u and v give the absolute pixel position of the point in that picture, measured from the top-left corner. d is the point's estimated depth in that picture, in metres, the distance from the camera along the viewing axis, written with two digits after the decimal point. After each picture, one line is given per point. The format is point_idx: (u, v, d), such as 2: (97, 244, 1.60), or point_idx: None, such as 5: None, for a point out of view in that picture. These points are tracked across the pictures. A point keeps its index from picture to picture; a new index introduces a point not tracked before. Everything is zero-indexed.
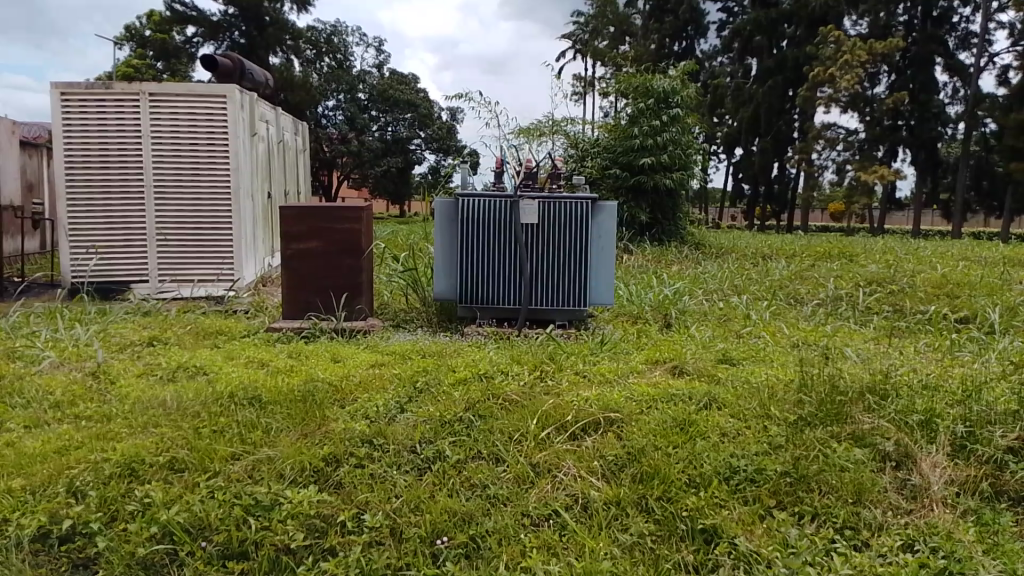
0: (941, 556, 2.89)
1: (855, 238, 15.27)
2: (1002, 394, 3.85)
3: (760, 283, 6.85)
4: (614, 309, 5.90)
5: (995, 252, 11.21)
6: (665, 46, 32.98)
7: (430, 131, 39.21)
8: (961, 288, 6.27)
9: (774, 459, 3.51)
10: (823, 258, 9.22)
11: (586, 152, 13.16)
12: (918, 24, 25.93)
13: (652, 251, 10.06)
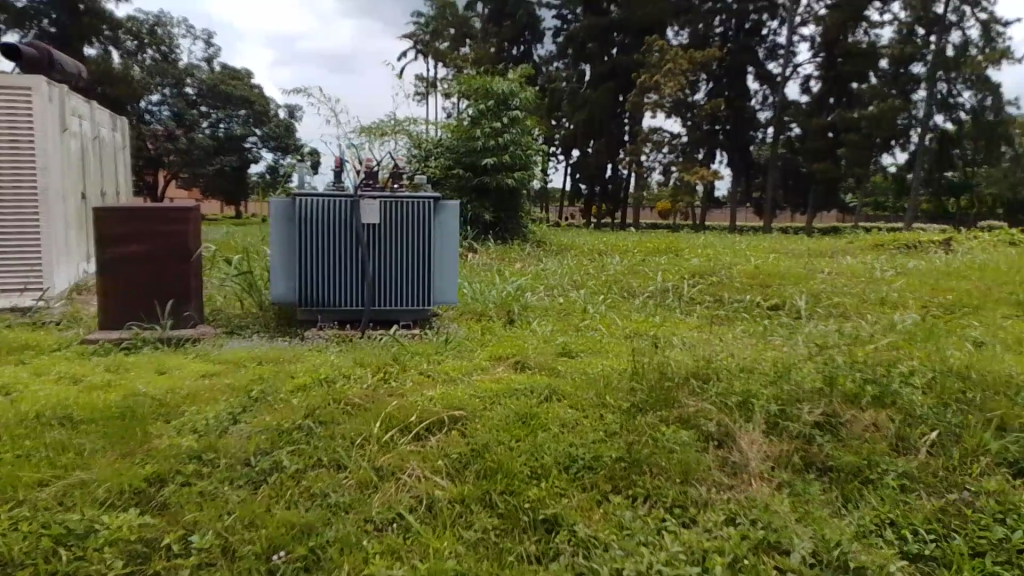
0: (759, 527, 3.14)
1: (679, 236, 16.37)
2: (808, 373, 4.24)
3: (596, 279, 7.14)
4: (458, 308, 5.91)
5: (800, 245, 12.41)
6: (503, 49, 33.53)
7: (266, 129, 38.20)
8: (771, 278, 6.87)
9: (609, 446, 3.66)
10: (653, 253, 9.78)
11: (429, 152, 13.25)
12: (733, 35, 28.34)
13: (495, 250, 10.25)
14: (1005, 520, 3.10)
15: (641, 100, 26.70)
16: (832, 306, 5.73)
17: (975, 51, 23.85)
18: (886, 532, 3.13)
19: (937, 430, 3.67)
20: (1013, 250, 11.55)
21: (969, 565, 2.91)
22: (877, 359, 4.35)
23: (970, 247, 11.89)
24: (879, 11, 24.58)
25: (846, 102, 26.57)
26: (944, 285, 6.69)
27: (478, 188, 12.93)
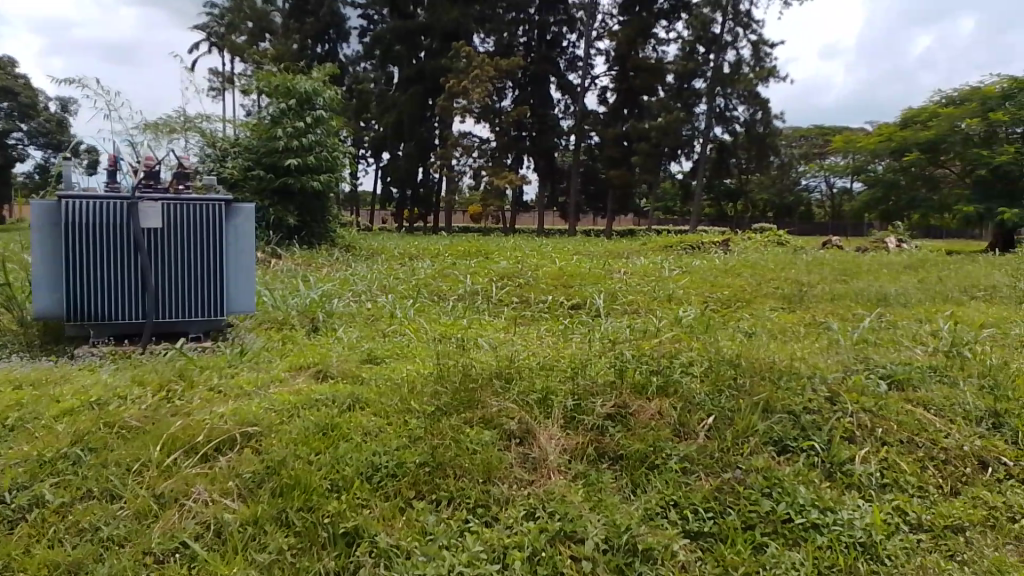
0: (556, 519, 3.23)
1: (489, 238, 16.82)
2: (602, 368, 4.47)
3: (406, 282, 7.09)
4: (257, 317, 5.61)
5: (600, 247, 13.17)
6: (306, 47, 32.08)
7: (35, 124, 33.79)
8: (573, 279, 7.22)
9: (413, 452, 3.62)
10: (463, 256, 9.95)
11: (227, 152, 12.70)
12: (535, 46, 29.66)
13: (301, 255, 9.87)
14: (771, 494, 3.45)
15: (449, 105, 27.01)
16: (627, 304, 6.09)
17: (747, 69, 26.70)
18: (670, 513, 3.34)
19: (714, 415, 4.01)
20: (776, 250, 13.23)
21: (740, 538, 3.20)
22: (662, 351, 4.70)
23: (743, 247, 13.42)
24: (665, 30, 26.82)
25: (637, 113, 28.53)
26: (720, 282, 7.43)
27: (280, 191, 12.35)
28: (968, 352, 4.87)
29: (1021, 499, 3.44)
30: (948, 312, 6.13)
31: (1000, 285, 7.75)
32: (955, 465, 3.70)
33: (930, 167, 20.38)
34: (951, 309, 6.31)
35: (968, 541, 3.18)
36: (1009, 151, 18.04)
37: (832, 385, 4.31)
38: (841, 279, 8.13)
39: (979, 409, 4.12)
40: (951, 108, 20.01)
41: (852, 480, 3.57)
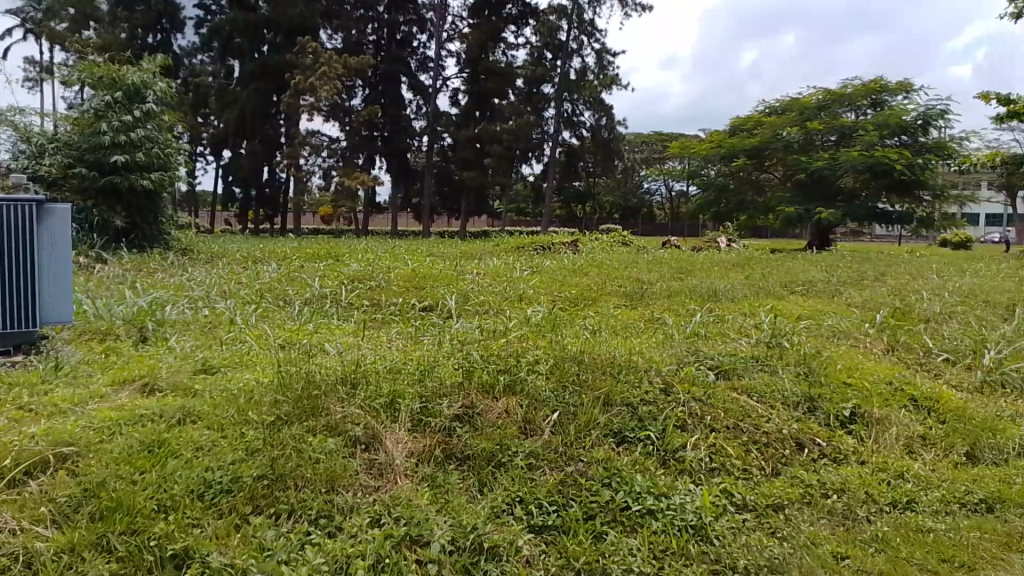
0: (402, 524, 3.18)
1: (340, 239, 16.49)
2: (451, 369, 4.51)
3: (249, 287, 6.80)
4: (77, 328, 5.17)
5: (453, 249, 13.19)
6: (136, 36, 29.50)
7: None
8: (425, 280, 7.22)
9: (250, 465, 3.44)
10: (311, 259, 9.69)
11: (42, 147, 11.48)
12: (385, 45, 29.28)
13: (132, 260, 9.21)
14: (610, 484, 3.60)
15: (296, 102, 25.00)
16: (478, 304, 6.18)
17: (592, 76, 27.92)
18: (516, 509, 3.40)
19: (559, 410, 4.13)
20: (621, 250, 13.91)
21: (582, 528, 3.29)
22: (509, 350, 4.79)
23: (590, 248, 13.98)
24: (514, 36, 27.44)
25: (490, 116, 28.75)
26: (567, 281, 7.69)
27: (106, 190, 11.51)
28: (787, 341, 5.32)
29: (832, 475, 3.79)
30: (770, 305, 6.68)
31: (814, 280, 8.50)
32: (776, 446, 4.03)
33: (757, 171, 22.20)
34: (775, 303, 6.88)
35: (789, 519, 3.45)
36: (823, 157, 19.71)
37: (666, 377, 4.58)
38: (679, 277, 8.66)
39: (795, 394, 4.51)
40: (773, 117, 21.91)
41: (685, 466, 3.79)
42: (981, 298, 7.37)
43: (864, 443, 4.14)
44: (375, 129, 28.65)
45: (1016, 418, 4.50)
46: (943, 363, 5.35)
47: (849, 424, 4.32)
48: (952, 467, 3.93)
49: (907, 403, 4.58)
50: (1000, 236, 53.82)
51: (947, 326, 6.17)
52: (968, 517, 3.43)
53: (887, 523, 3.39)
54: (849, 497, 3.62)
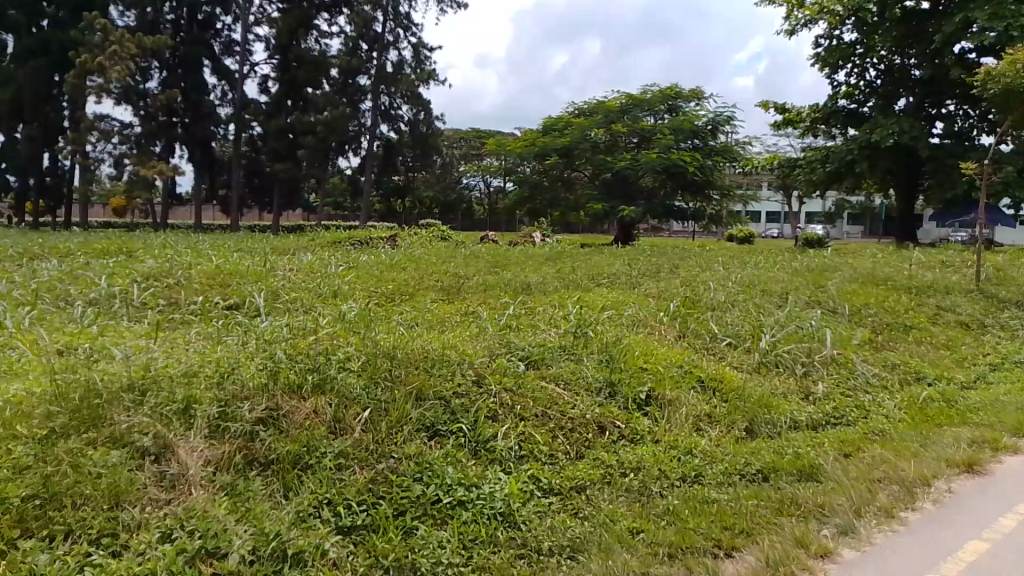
0: (197, 537, 2.96)
1: (138, 234, 15.16)
2: (253, 369, 4.29)
3: (25, 286, 6.08)
4: None
5: (266, 243, 12.62)
6: None
7: None
8: (230, 277, 6.85)
9: (18, 484, 3.06)
10: (101, 255, 8.86)
11: None
12: (185, 25, 26.70)
13: None
14: (422, 479, 3.60)
15: (81, 83, 22.21)
16: (289, 302, 6.02)
17: (409, 70, 28.10)
18: (323, 511, 3.30)
19: (370, 408, 4.06)
20: (439, 244, 14.10)
21: (391, 525, 3.26)
22: (318, 348, 4.64)
23: (408, 243, 14.01)
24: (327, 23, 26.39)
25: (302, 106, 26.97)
26: (384, 276, 7.67)
27: None
28: (591, 330, 5.63)
29: (629, 455, 4.06)
30: (578, 296, 7.06)
31: (618, 273, 9.07)
32: (580, 431, 4.24)
33: (568, 169, 23.03)
34: (584, 294, 7.29)
35: (592, 500, 3.65)
36: (625, 158, 21.28)
37: (479, 369, 4.65)
38: (495, 271, 8.90)
39: (597, 380, 4.77)
40: (581, 119, 22.85)
41: (496, 455, 3.90)
42: (757, 287, 8.27)
43: (659, 422, 4.48)
44: (174, 114, 26.44)
45: (786, 394, 5.12)
46: (726, 347, 5.96)
47: (646, 406, 4.64)
48: (733, 442, 4.37)
49: (695, 384, 5.01)
50: (781, 232, 61.13)
51: (729, 313, 6.86)
52: (746, 486, 3.83)
53: (678, 497, 3.69)
54: (645, 474, 3.90)
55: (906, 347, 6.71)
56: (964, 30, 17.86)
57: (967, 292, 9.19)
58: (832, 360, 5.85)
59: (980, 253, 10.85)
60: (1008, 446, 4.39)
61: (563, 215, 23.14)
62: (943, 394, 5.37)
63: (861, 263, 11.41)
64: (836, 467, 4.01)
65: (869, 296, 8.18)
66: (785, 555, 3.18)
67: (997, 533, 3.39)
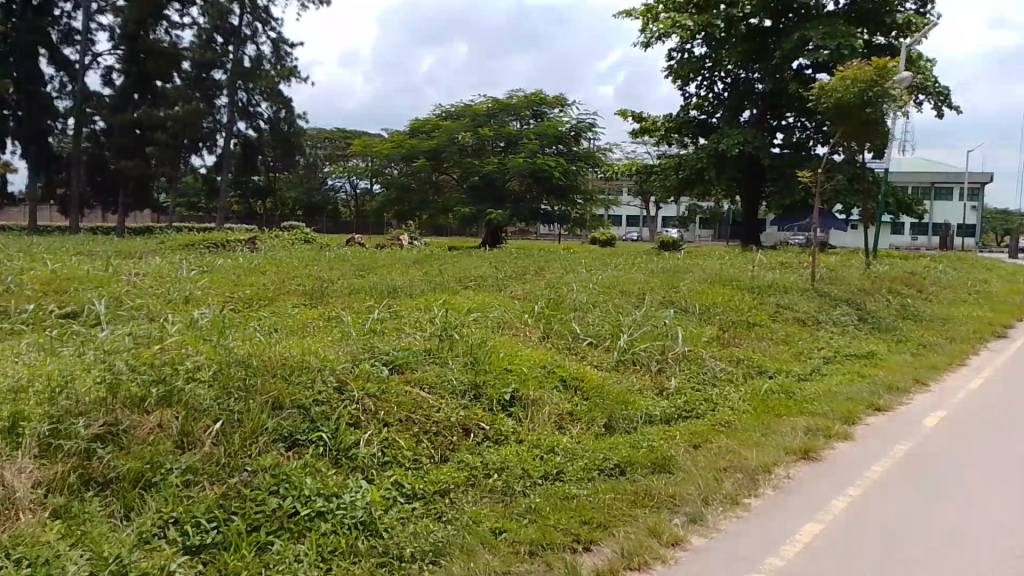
0: (23, 566, 2.71)
1: None
2: (91, 383, 4.01)
3: None
4: None
5: (110, 246, 11.75)
6: None
7: None
8: (70, 282, 6.35)
9: None
10: None
11: None
12: (18, 10, 24.24)
13: None
14: (277, 491, 3.46)
15: None
16: (134, 308, 5.68)
17: (268, 65, 27.06)
18: (169, 531, 3.10)
19: (222, 420, 3.86)
20: (302, 247, 13.72)
21: (245, 541, 3.11)
22: (165, 357, 4.40)
23: (269, 246, 13.51)
24: (178, 14, 25.08)
25: (150, 100, 25.76)
26: (242, 281, 7.40)
27: None
28: (456, 333, 5.65)
29: (492, 456, 4.11)
30: (444, 299, 7.07)
31: (485, 275, 9.16)
32: (444, 434, 4.23)
33: (434, 172, 22.85)
34: (450, 296, 7.31)
35: (456, 504, 3.66)
36: (493, 162, 21.62)
37: (341, 374, 4.53)
38: (361, 275, 8.76)
39: (462, 383, 4.78)
40: (447, 121, 22.80)
41: (358, 463, 3.82)
42: (617, 288, 8.62)
43: (523, 422, 4.55)
44: (5, 107, 24.42)
45: (642, 390, 5.37)
46: (587, 346, 6.16)
47: (510, 406, 4.70)
48: (594, 438, 4.52)
49: (558, 383, 5.13)
50: (641, 236, 64.49)
51: (590, 313, 7.10)
52: (605, 481, 3.97)
53: (539, 495, 3.78)
54: (508, 474, 3.96)
55: (749, 343, 7.23)
56: (801, 48, 19.58)
57: (803, 291, 10.05)
58: (684, 356, 6.20)
59: (814, 255, 11.94)
60: (839, 433, 4.83)
61: (432, 218, 22.96)
62: (782, 386, 5.82)
63: (711, 264, 12.20)
64: (688, 459, 4.24)
65: (717, 296, 8.74)
66: (639, 545, 3.33)
67: (829, 514, 3.70)
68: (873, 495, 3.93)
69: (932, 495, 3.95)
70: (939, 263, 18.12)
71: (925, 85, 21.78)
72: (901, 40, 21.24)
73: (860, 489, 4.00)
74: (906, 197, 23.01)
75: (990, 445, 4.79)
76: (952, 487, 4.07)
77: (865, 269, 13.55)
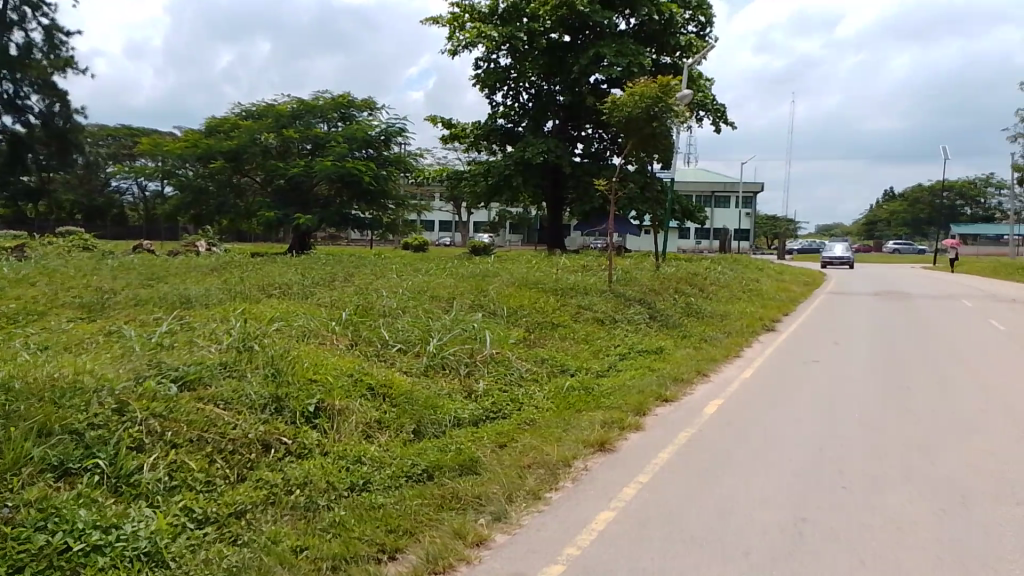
0: None
1: None
2: None
3: None
4: None
5: None
6: None
7: None
8: None
9: None
10: None
11: None
12: None
13: None
14: (45, 527, 3.09)
15: None
16: None
17: (42, 55, 26.94)
18: None
19: None
20: (77, 254, 12.79)
21: None
22: None
23: (42, 252, 12.29)
24: None
25: None
26: (11, 295, 7.51)
27: None
28: (256, 344, 5.59)
29: (295, 471, 4.07)
30: (242, 308, 7.30)
31: (289, 283, 9.86)
32: (242, 453, 4.13)
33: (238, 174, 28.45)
34: (256, 308, 7.46)
35: (256, 522, 3.56)
36: None
37: (120, 395, 4.26)
38: (148, 285, 9.29)
39: (262, 397, 4.67)
40: None
41: (142, 489, 3.59)
42: (427, 294, 9.35)
43: (329, 434, 4.58)
44: None
45: (451, 394, 5.64)
46: (396, 352, 6.40)
47: (315, 418, 4.68)
48: (402, 444, 4.65)
49: (365, 392, 5.17)
50: (454, 240, 67.15)
51: (399, 320, 7.44)
52: (411, 487, 4.06)
53: (344, 507, 3.77)
54: (312, 488, 3.95)
55: (552, 343, 8.13)
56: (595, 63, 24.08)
57: (601, 293, 11.27)
58: (490, 358, 6.65)
59: (610, 260, 13.17)
60: (630, 424, 5.40)
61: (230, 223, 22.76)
62: (582, 383, 6.51)
63: (518, 268, 13.04)
64: (493, 460, 4.45)
65: (522, 298, 9.78)
66: (443, 548, 3.36)
67: (621, 502, 3.98)
68: (658, 481, 4.31)
69: (706, 476, 4.43)
70: (717, 264, 20.70)
71: (703, 103, 24.81)
72: (684, 59, 26.53)
73: (648, 477, 4.37)
74: (689, 204, 26.30)
75: (750, 433, 5.47)
76: (721, 470, 4.58)
77: (654, 271, 15.12)
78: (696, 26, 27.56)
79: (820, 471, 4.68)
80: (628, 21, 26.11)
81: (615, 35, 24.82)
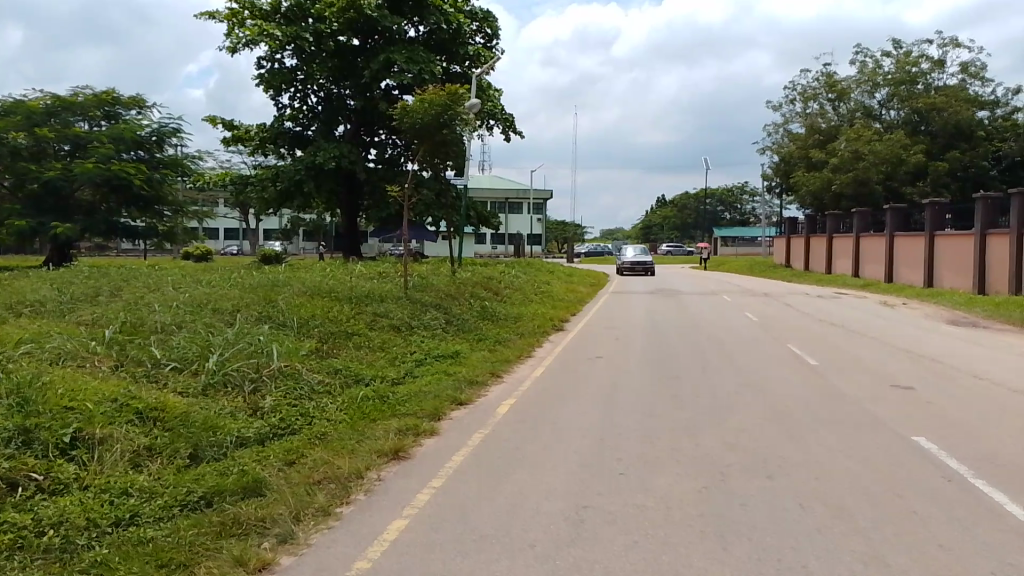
0: None
1: None
2: None
3: None
4: None
5: None
6: None
7: None
8: None
9: None
10: None
11: None
12: None
13: None
14: None
15: None
16: None
17: None
18: None
19: None
20: None
21: None
22: None
23: None
24: None
25: None
26: None
27: None
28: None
29: (49, 511, 4.19)
30: None
31: (44, 299, 9.35)
32: None
33: None
34: (15, 331, 7.52)
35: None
36: None
37: None
38: None
39: (7, 430, 4.86)
40: None
41: None
42: (207, 307, 9.17)
43: (88, 466, 4.83)
44: None
45: (234, 413, 6.17)
46: (171, 371, 6.79)
47: (71, 450, 4.93)
48: (175, 470, 5.05)
49: (132, 417, 5.54)
50: (241, 248, 64.53)
51: (174, 335, 7.73)
52: (185, 517, 4.29)
53: (108, 547, 3.88)
54: (69, 527, 4.08)
55: (347, 352, 8.65)
56: (387, 68, 24.90)
57: (397, 299, 11.64)
58: (278, 372, 7.20)
59: (405, 266, 13.48)
60: (425, 430, 6.04)
61: None
62: (377, 392, 7.20)
63: (309, 276, 12.83)
64: (278, 480, 4.81)
65: (316, 307, 9.90)
66: None
67: (413, 509, 4.33)
68: (453, 492, 4.60)
69: (495, 477, 4.90)
70: (510, 267, 21.93)
71: (492, 112, 25.77)
72: (472, 69, 27.61)
73: (442, 490, 4.64)
74: (484, 211, 27.32)
75: (539, 436, 5.90)
76: (510, 474, 4.94)
77: (451, 276, 15.58)
78: (482, 38, 28.99)
79: (598, 461, 5.24)
80: (418, 29, 26.92)
81: (404, 42, 25.83)
